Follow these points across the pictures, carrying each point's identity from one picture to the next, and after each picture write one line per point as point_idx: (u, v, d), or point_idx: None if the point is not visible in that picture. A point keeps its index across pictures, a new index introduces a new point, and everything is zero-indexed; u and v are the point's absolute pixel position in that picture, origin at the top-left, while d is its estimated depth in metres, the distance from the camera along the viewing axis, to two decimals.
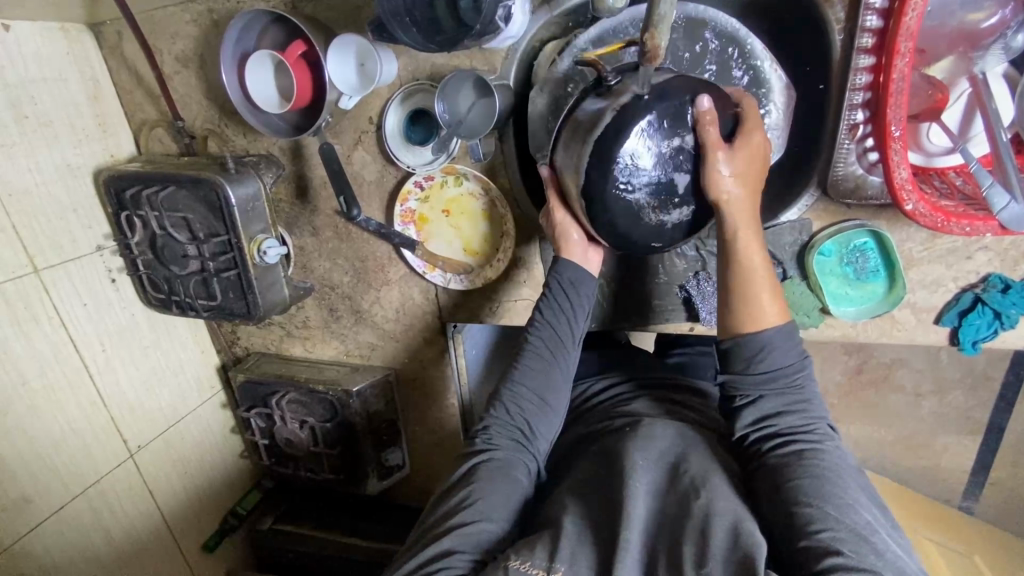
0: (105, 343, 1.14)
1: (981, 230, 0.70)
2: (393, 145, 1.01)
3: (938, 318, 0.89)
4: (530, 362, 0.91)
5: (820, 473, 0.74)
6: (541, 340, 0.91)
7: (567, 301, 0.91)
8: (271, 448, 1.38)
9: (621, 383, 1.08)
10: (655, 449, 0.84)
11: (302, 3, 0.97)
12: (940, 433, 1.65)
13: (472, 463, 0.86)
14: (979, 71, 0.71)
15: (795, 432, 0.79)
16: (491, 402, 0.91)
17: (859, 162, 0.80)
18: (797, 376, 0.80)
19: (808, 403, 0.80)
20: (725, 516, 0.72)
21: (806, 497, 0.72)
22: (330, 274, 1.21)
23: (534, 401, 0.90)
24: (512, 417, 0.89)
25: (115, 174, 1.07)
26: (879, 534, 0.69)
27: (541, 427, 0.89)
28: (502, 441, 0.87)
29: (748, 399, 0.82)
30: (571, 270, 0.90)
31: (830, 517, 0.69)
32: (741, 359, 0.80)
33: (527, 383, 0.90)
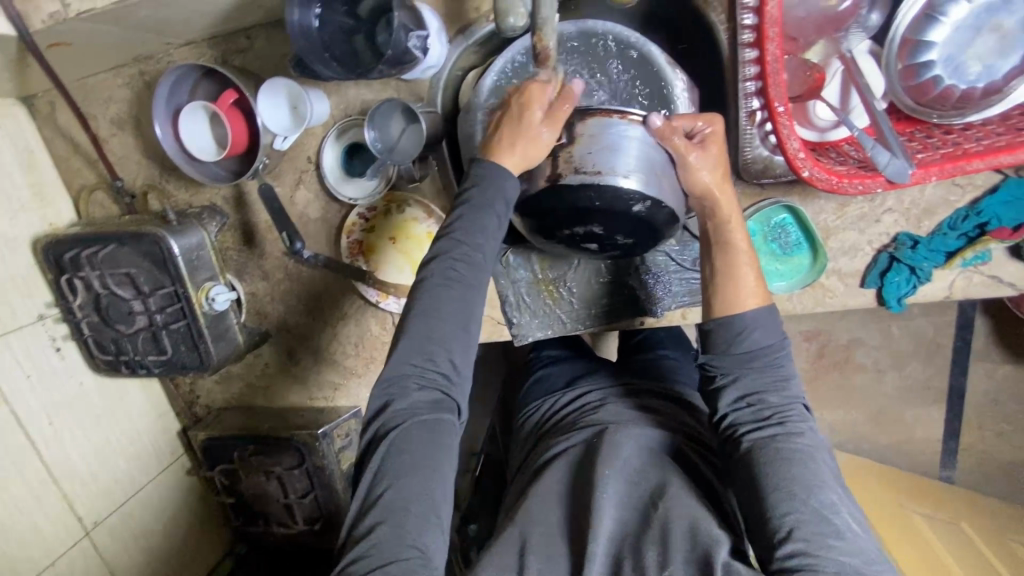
0: (52, 416, 1.09)
1: (873, 187, 0.76)
2: (333, 180, 1.04)
3: (863, 281, 0.94)
4: (443, 295, 0.75)
5: (795, 455, 0.72)
6: (457, 266, 0.75)
7: (478, 205, 0.76)
8: (238, 507, 1.32)
9: (584, 392, 1.09)
10: (622, 457, 0.83)
11: (231, 56, 1.02)
12: (908, 407, 1.68)
13: (390, 439, 0.72)
14: (847, 50, 0.81)
15: (777, 412, 0.77)
16: (397, 352, 0.75)
17: (764, 144, 0.86)
18: (778, 354, 0.79)
19: (788, 382, 0.79)
20: (683, 518, 0.74)
21: (778, 480, 0.70)
22: (285, 316, 1.20)
23: (454, 338, 0.75)
24: (429, 366, 0.74)
25: (53, 239, 1.06)
26: (843, 516, 0.68)
27: (464, 364, 0.76)
28: (421, 401, 0.73)
29: (729, 378, 0.80)
30: (489, 172, 0.77)
31: (796, 500, 0.69)
32: (721, 338, 0.81)
33: (442, 318, 0.74)
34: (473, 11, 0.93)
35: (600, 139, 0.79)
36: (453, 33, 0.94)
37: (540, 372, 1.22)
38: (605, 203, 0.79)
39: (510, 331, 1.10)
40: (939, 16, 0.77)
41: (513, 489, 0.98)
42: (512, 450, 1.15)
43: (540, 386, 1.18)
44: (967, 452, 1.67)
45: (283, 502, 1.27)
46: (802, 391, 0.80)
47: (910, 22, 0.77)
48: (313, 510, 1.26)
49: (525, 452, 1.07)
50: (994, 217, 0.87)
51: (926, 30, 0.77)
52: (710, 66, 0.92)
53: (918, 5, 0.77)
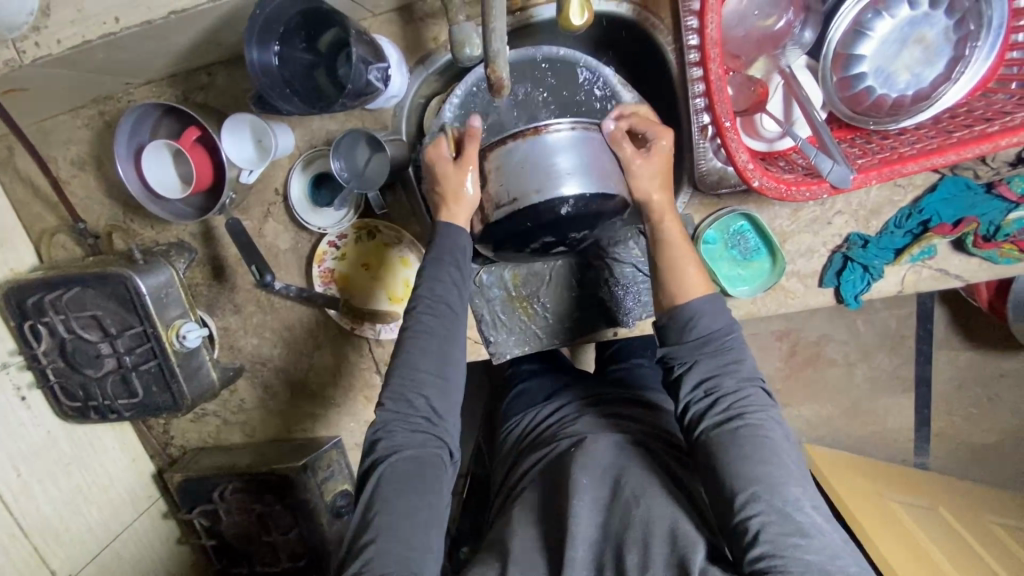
0: (20, 468, 1.05)
1: (818, 193, 0.80)
2: (301, 210, 1.05)
3: (820, 281, 0.98)
4: (420, 342, 0.80)
5: (751, 442, 0.75)
6: (428, 317, 0.81)
7: (448, 264, 0.84)
8: (220, 548, 1.29)
9: (562, 406, 1.09)
10: (595, 466, 0.84)
11: (192, 93, 1.02)
12: (879, 397, 1.74)
13: (378, 475, 0.75)
14: (785, 65, 0.85)
15: (732, 398, 0.79)
16: (382, 398, 0.80)
17: (717, 156, 0.90)
18: (731, 341, 0.82)
19: (740, 364, 0.82)
20: (663, 522, 0.75)
21: (739, 475, 0.73)
22: (260, 349, 1.19)
23: (432, 382, 0.79)
24: (411, 408, 0.78)
25: (15, 285, 1.04)
26: (806, 510, 0.71)
27: (444, 406, 0.80)
28: (405, 439, 0.77)
29: (686, 366, 0.82)
30: (453, 231, 0.85)
31: (757, 496, 0.71)
32: (676, 329, 0.84)
33: (420, 363, 0.79)
34: (432, 40, 0.95)
35: (516, 160, 0.80)
36: (413, 62, 0.96)
37: (518, 388, 1.23)
38: (539, 220, 0.81)
39: (487, 349, 1.11)
40: (866, 30, 0.83)
41: (497, 507, 0.98)
42: (494, 468, 1.15)
43: (520, 401, 1.19)
44: (939, 437, 1.75)
45: (266, 540, 1.24)
46: (756, 371, 0.83)
47: (841, 37, 0.83)
48: (297, 546, 1.24)
49: (507, 468, 1.07)
50: (935, 215, 0.92)
51: (856, 44, 0.83)
52: (662, 84, 0.96)
53: (847, 22, 0.82)
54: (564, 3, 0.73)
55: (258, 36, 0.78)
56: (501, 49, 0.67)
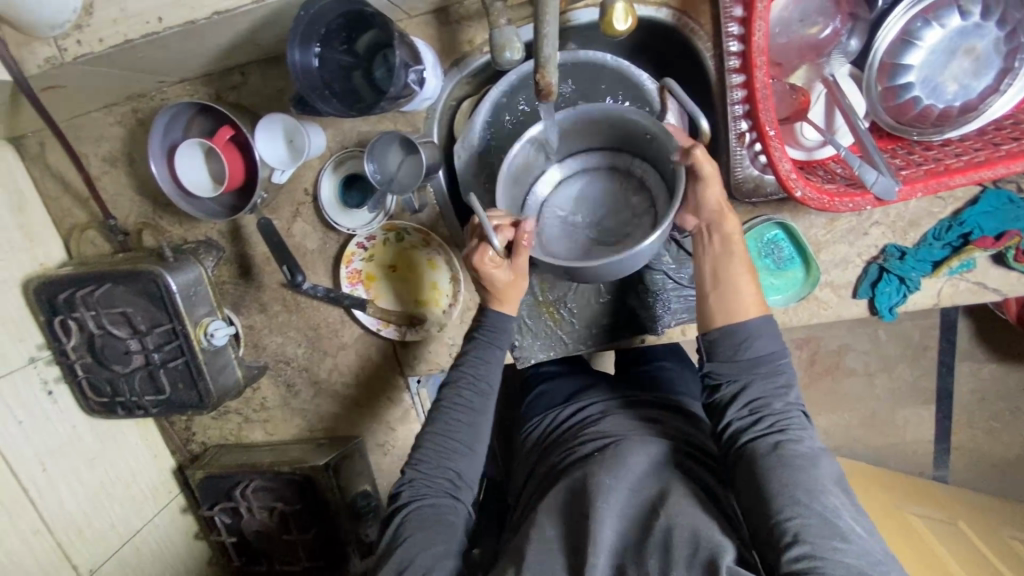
0: (46, 462, 1.06)
1: (862, 204, 0.79)
2: (331, 211, 1.05)
3: (854, 292, 0.97)
4: (457, 412, 0.88)
5: (799, 459, 0.74)
6: (468, 392, 0.88)
7: (490, 345, 0.90)
8: (240, 546, 1.29)
9: (585, 405, 1.07)
10: (628, 470, 0.81)
11: (225, 92, 1.02)
12: (899, 409, 1.72)
13: (402, 517, 0.83)
14: (830, 73, 0.84)
15: (780, 419, 0.78)
16: (414, 455, 0.87)
17: (754, 164, 0.89)
18: (782, 364, 0.82)
19: (789, 390, 0.81)
20: (684, 528, 0.72)
21: (782, 487, 0.71)
22: (284, 348, 1.19)
23: (462, 452, 0.87)
24: (439, 469, 0.86)
25: (45, 281, 1.04)
26: (846, 517, 0.69)
27: (469, 471, 0.87)
28: (430, 493, 0.84)
29: (736, 386, 0.82)
30: (494, 319, 0.91)
31: (801, 504, 0.70)
32: (728, 346, 0.82)
33: (453, 430, 0.87)
34: (467, 43, 0.95)
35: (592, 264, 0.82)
36: (447, 65, 0.96)
37: (540, 388, 1.20)
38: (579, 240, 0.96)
39: (512, 353, 1.11)
40: (915, 40, 0.81)
41: (520, 508, 0.96)
42: (514, 469, 1.13)
43: (540, 401, 1.18)
44: (959, 451, 1.72)
45: (286, 539, 1.24)
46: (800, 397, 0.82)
47: (887, 48, 0.81)
48: (316, 546, 1.24)
49: (529, 468, 1.06)
50: (976, 227, 0.91)
51: (904, 54, 0.82)
52: (698, 91, 0.95)
53: (894, 31, 0.81)
54: (608, 8, 0.73)
55: (300, 38, 0.78)
56: (552, 54, 0.67)
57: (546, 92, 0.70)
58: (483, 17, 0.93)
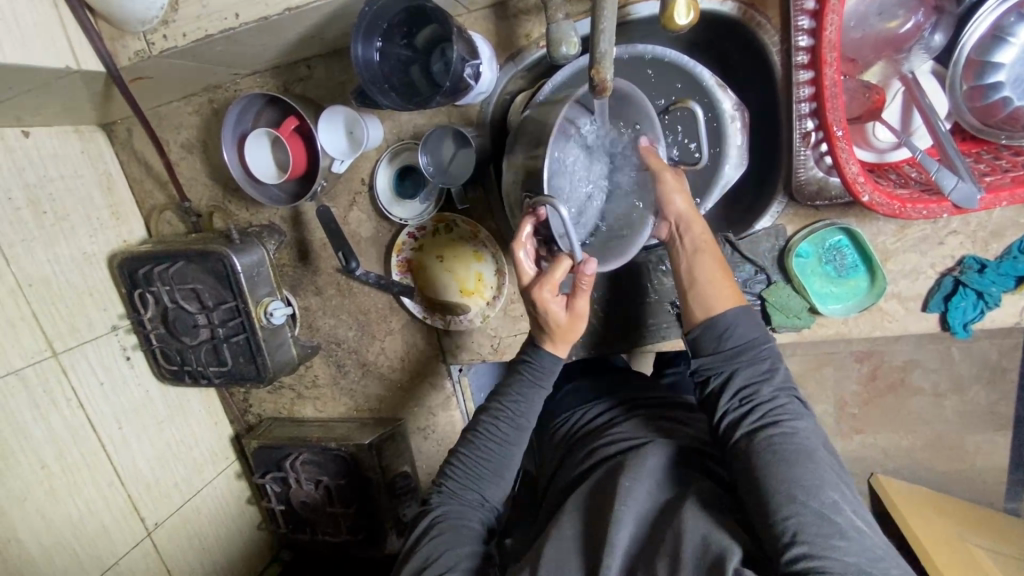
0: (122, 422, 1.16)
1: (938, 212, 0.74)
2: (385, 201, 1.07)
3: (925, 305, 0.91)
4: (492, 439, 0.89)
5: (791, 452, 0.70)
6: (505, 422, 0.89)
7: (537, 386, 0.90)
8: (287, 514, 1.37)
9: (615, 407, 1.05)
10: (650, 473, 0.79)
11: (292, 85, 1.07)
12: (970, 434, 1.59)
13: (429, 519, 0.86)
14: (908, 70, 0.80)
15: (768, 407, 0.75)
16: (446, 468, 0.91)
17: (818, 166, 0.85)
18: (770, 355, 0.79)
19: (775, 374, 0.78)
20: (695, 531, 0.68)
21: (776, 480, 0.68)
22: (336, 330, 1.25)
23: (491, 475, 0.89)
24: (468, 484, 0.89)
25: (127, 255, 1.13)
26: (846, 513, 0.66)
27: (495, 492, 0.90)
28: (457, 504, 0.87)
29: (722, 377, 0.80)
30: (542, 361, 0.90)
31: (797, 502, 0.66)
32: (712, 340, 0.81)
33: (484, 453, 0.89)
34: (524, 38, 0.95)
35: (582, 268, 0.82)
36: (503, 59, 0.97)
37: (569, 387, 1.20)
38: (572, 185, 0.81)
39: None
40: (1007, 36, 0.74)
41: (546, 508, 0.95)
42: (543, 461, 1.12)
43: (571, 398, 1.16)
44: None
45: (329, 511, 1.31)
46: (791, 384, 0.79)
47: (975, 44, 0.75)
48: (356, 520, 1.30)
49: (555, 464, 1.05)
50: None
51: (994, 51, 0.74)
52: (761, 88, 0.91)
53: (984, 26, 0.74)
54: (670, 2, 0.71)
55: (364, 32, 0.81)
56: (608, 48, 0.65)
57: (602, 87, 0.67)
58: (541, 11, 0.93)
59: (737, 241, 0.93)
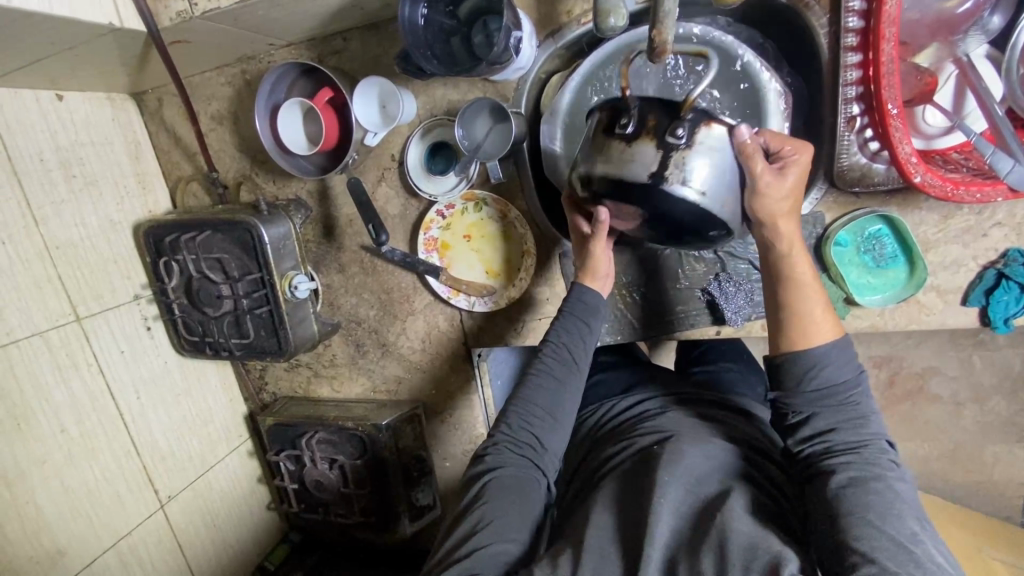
0: (140, 392, 1.15)
1: (992, 195, 0.72)
2: (416, 177, 1.07)
3: (965, 299, 0.90)
4: (543, 381, 0.88)
5: (870, 482, 0.68)
6: (551, 360, 0.89)
7: (580, 322, 0.92)
8: (299, 493, 1.35)
9: (643, 400, 1.02)
10: (687, 470, 0.77)
11: (327, 57, 1.07)
12: (988, 445, 1.53)
13: (485, 481, 0.81)
14: (963, 53, 0.79)
15: (853, 450, 0.71)
16: (497, 420, 0.88)
17: (862, 152, 0.84)
18: (855, 392, 0.74)
19: (866, 419, 0.73)
20: (739, 533, 0.66)
21: (854, 516, 0.65)
22: (357, 309, 1.24)
23: (546, 419, 0.86)
24: (521, 433, 0.85)
25: (154, 224, 1.13)
26: (926, 546, 0.63)
27: (552, 442, 0.86)
28: (512, 460, 0.83)
29: (802, 416, 0.75)
30: (582, 294, 0.94)
31: (872, 527, 0.64)
32: (792, 376, 0.75)
33: (537, 397, 0.87)
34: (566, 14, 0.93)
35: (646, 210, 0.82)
36: (542, 36, 0.96)
37: (595, 378, 1.18)
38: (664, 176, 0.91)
39: None
40: None
41: (571, 492, 0.92)
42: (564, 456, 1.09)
43: (596, 391, 1.14)
44: None
45: (343, 492, 1.30)
46: (881, 424, 0.74)
47: None
48: (370, 502, 1.28)
49: (579, 458, 1.02)
50: None
51: None
52: (805, 71, 0.91)
53: None
54: None
55: None
56: (672, 6, 0.64)
57: (661, 50, 0.67)
58: None
59: None
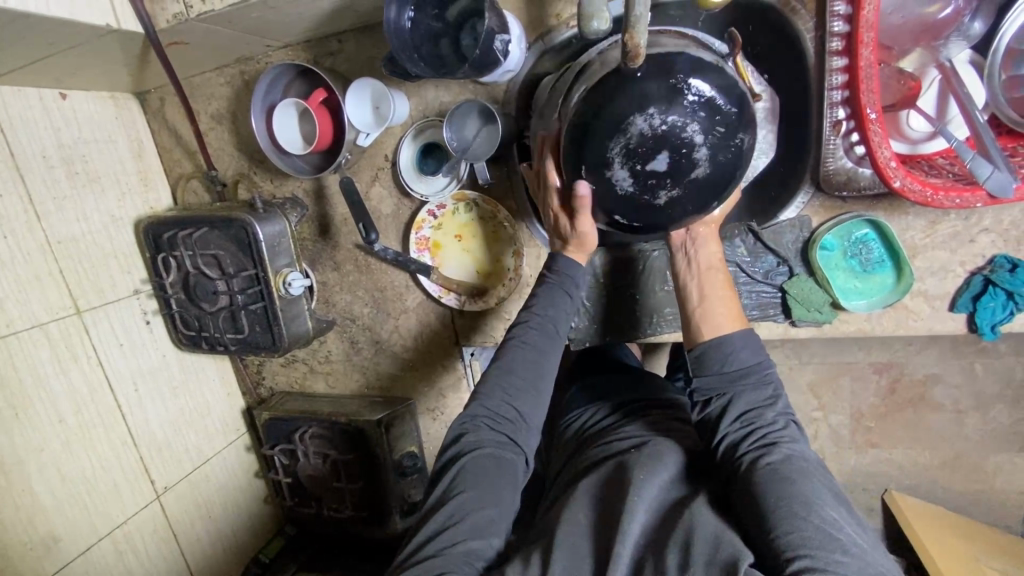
0: (138, 384, 1.17)
1: (971, 201, 0.72)
2: (408, 178, 1.08)
3: (952, 305, 0.89)
4: (523, 352, 0.87)
5: (790, 473, 0.69)
6: (535, 331, 0.88)
7: (565, 294, 0.91)
8: (293, 487, 1.38)
9: (614, 411, 1.03)
10: (664, 471, 0.79)
11: (322, 58, 1.09)
12: (989, 453, 1.50)
13: (461, 463, 0.80)
14: (945, 59, 0.79)
15: (768, 430, 0.76)
16: (476, 393, 0.86)
17: (848, 156, 0.84)
18: (768, 376, 0.81)
19: (778, 399, 0.79)
20: (706, 531, 0.67)
21: (772, 498, 0.67)
22: (351, 306, 1.26)
23: (526, 390, 0.86)
24: (500, 406, 0.84)
25: (155, 220, 1.16)
26: (847, 532, 0.63)
27: (531, 414, 0.86)
28: (489, 439, 0.82)
29: (725, 399, 0.81)
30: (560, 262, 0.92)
31: (796, 516, 0.64)
32: (714, 362, 0.82)
33: (517, 368, 0.86)
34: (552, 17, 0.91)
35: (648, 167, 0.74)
36: (533, 38, 0.97)
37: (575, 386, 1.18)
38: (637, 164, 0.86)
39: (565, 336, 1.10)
40: None
41: (553, 494, 0.93)
42: (552, 457, 1.11)
43: (581, 396, 1.14)
44: None
45: (335, 486, 1.32)
46: (791, 409, 0.80)
47: (1017, 31, 0.75)
48: (363, 496, 1.30)
49: (564, 461, 1.02)
50: None
51: None
52: (790, 75, 0.91)
53: None
54: None
55: None
56: (644, 12, 0.64)
57: (635, 54, 0.68)
58: None
59: (760, 230, 0.93)
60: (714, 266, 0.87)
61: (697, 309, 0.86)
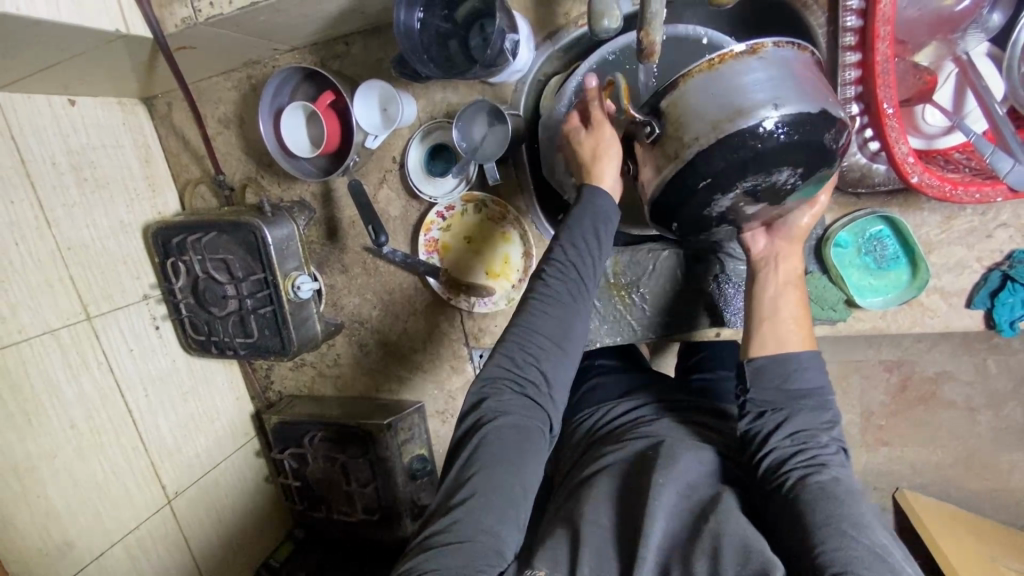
0: (148, 388, 1.17)
1: (992, 195, 0.72)
2: (416, 180, 1.08)
3: (968, 301, 0.89)
4: (546, 308, 0.82)
5: (841, 496, 0.69)
6: (559, 283, 0.82)
7: (594, 240, 0.83)
8: (303, 491, 1.37)
9: (646, 405, 1.01)
10: (681, 473, 0.77)
11: (329, 61, 1.09)
12: (1003, 451, 1.48)
13: (482, 434, 0.78)
14: (963, 52, 0.79)
15: (821, 454, 0.75)
16: (496, 353, 0.83)
17: (862, 152, 0.82)
18: (826, 399, 0.80)
19: (834, 425, 0.79)
20: (734, 537, 0.66)
21: (823, 518, 0.66)
22: (360, 309, 1.25)
23: (550, 349, 0.82)
24: (522, 367, 0.81)
25: (163, 224, 1.15)
26: (898, 562, 0.63)
27: (556, 376, 0.82)
28: (510, 406, 0.80)
29: (782, 414, 0.79)
30: (600, 198, 0.83)
31: (846, 536, 0.64)
32: (776, 374, 0.81)
33: (540, 326, 0.82)
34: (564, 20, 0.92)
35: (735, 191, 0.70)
36: (541, 38, 0.97)
37: (595, 380, 1.16)
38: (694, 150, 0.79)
39: None
40: None
41: (563, 493, 0.91)
42: (561, 454, 1.09)
43: (594, 395, 1.12)
44: None
45: (345, 490, 1.31)
46: (843, 438, 0.79)
47: None
48: (373, 500, 1.30)
49: (575, 460, 1.01)
50: None
51: None
52: None
53: None
54: None
55: None
56: (659, 9, 0.64)
57: (648, 52, 0.67)
58: None
59: None
60: (789, 283, 0.87)
61: (762, 322, 0.86)
